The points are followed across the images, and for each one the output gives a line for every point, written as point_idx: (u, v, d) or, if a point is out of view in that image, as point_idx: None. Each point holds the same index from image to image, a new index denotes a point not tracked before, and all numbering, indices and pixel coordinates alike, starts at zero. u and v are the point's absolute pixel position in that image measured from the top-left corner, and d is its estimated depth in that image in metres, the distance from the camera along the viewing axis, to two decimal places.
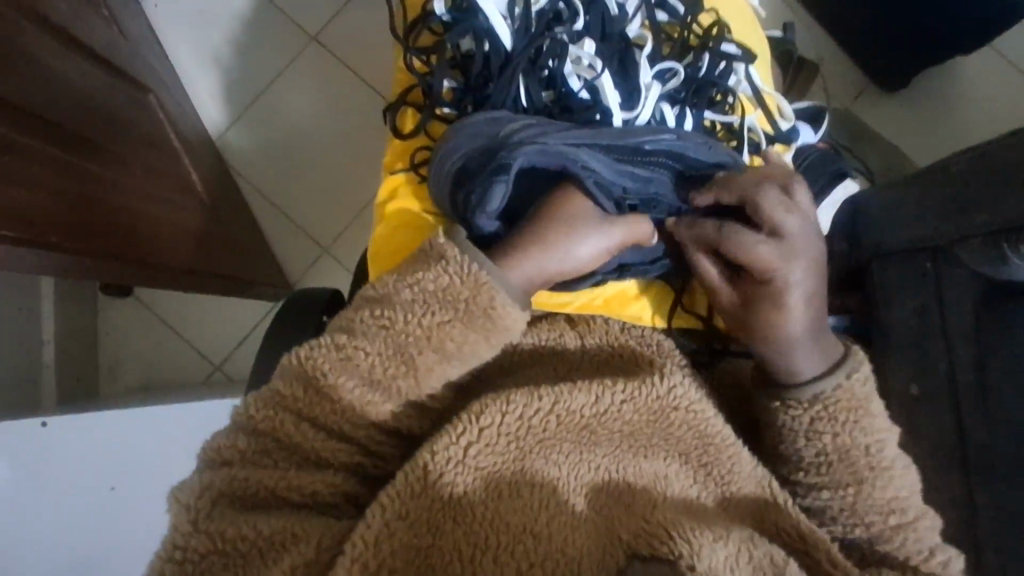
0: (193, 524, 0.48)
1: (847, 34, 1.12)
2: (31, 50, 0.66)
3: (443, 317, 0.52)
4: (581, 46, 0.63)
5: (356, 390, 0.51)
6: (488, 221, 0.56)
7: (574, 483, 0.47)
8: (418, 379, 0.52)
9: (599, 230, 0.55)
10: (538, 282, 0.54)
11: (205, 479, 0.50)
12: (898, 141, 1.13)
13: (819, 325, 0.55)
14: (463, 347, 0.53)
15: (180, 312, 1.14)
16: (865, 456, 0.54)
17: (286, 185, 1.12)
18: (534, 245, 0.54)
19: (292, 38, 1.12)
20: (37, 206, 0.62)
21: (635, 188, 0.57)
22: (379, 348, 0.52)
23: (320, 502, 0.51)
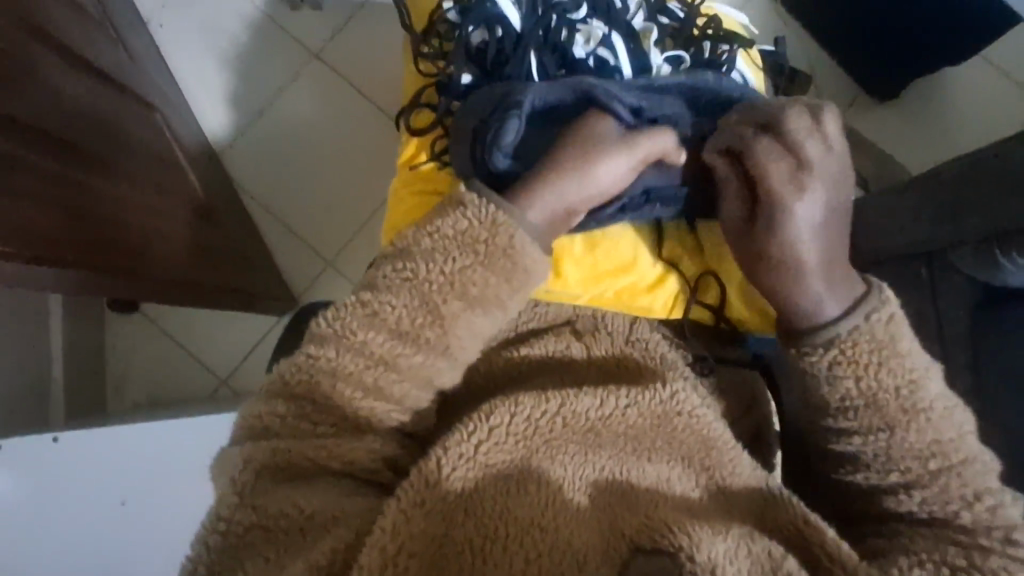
0: (239, 497, 0.50)
1: (839, 45, 1.14)
2: (43, 73, 0.69)
3: (465, 261, 0.54)
4: (590, 26, 0.65)
5: (386, 342, 0.53)
6: (504, 157, 0.58)
7: (578, 482, 0.48)
8: (446, 328, 0.54)
9: (618, 152, 0.57)
10: (561, 212, 0.56)
11: (244, 456, 0.51)
12: (891, 148, 1.15)
13: (832, 259, 0.55)
14: (486, 291, 0.54)
15: (186, 328, 1.16)
16: (896, 398, 0.53)
17: (292, 201, 1.14)
18: (552, 175, 0.56)
19: (294, 57, 1.15)
20: (49, 220, 0.64)
21: (652, 111, 0.60)
22: (405, 300, 0.53)
23: (363, 469, 0.52)
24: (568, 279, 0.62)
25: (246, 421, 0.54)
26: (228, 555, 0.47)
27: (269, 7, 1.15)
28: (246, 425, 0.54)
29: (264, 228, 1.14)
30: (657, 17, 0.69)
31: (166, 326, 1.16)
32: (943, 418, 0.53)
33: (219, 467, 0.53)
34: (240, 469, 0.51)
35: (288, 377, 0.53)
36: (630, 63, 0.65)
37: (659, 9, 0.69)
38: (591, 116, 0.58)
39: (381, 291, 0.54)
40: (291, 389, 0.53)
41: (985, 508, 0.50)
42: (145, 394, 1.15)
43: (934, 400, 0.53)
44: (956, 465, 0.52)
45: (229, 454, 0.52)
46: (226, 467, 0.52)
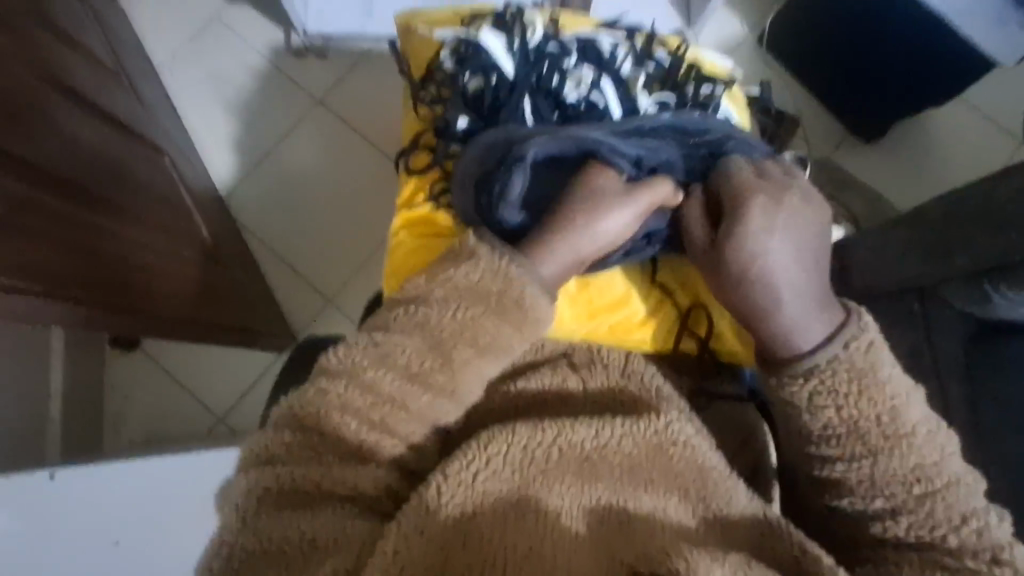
0: (242, 521, 0.50)
1: (826, 89, 1.18)
2: (57, 118, 0.72)
3: (475, 311, 0.54)
4: (580, 74, 0.68)
5: (395, 383, 0.53)
6: (512, 212, 0.61)
7: (574, 511, 0.49)
8: (453, 372, 0.54)
9: (622, 203, 0.58)
10: (573, 268, 0.58)
11: (237, 487, 0.51)
12: (881, 187, 1.18)
13: (804, 282, 0.55)
14: (496, 340, 0.55)
15: (187, 366, 1.17)
16: (878, 426, 0.52)
17: (295, 240, 1.16)
18: (559, 233, 0.57)
19: (298, 103, 1.19)
20: (54, 257, 0.65)
21: (650, 156, 0.62)
22: (416, 344, 0.54)
23: (366, 496, 0.51)
24: (563, 316, 0.65)
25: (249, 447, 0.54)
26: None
27: (277, 56, 1.20)
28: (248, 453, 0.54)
29: (265, 266, 1.16)
30: (644, 64, 0.72)
31: (167, 364, 1.17)
32: (922, 438, 0.52)
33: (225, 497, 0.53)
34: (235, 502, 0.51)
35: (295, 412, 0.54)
36: (620, 107, 0.68)
37: (646, 56, 0.73)
38: (591, 169, 0.60)
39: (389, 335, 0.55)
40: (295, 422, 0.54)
41: (971, 530, 0.50)
42: (142, 434, 1.14)
43: (908, 421, 0.53)
44: (938, 492, 0.51)
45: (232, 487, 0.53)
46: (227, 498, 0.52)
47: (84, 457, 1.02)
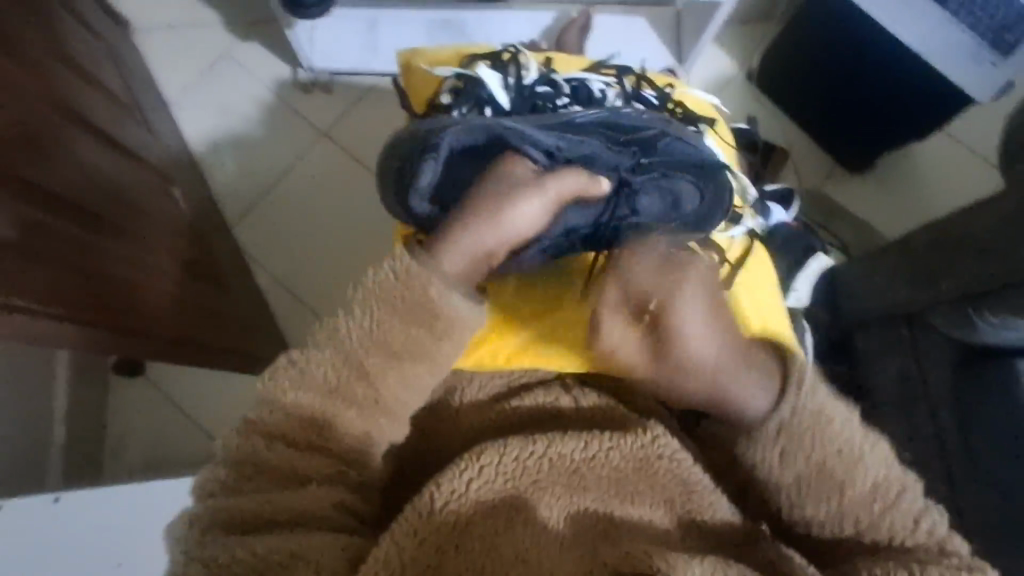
0: (187, 553, 0.51)
1: (814, 123, 1.23)
2: (73, 148, 0.75)
3: (382, 315, 0.55)
4: (571, 111, 0.72)
5: (309, 402, 0.54)
6: (421, 201, 0.61)
7: (561, 520, 0.51)
8: (370, 383, 0.55)
9: (530, 193, 0.58)
10: (482, 258, 0.58)
11: (230, 499, 0.53)
12: (870, 217, 1.22)
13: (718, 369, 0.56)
14: (406, 344, 0.55)
15: (189, 392, 1.18)
16: (840, 460, 0.55)
17: (299, 266, 1.19)
18: (469, 225, 0.56)
19: (303, 135, 1.24)
20: (63, 281, 0.67)
21: (568, 148, 0.62)
22: (331, 357, 0.55)
23: (308, 516, 0.52)
24: (553, 354, 0.63)
25: (239, 454, 0.55)
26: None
27: (284, 90, 1.25)
28: (242, 461, 0.54)
29: (268, 292, 1.18)
30: (632, 103, 0.76)
31: (170, 389, 1.18)
32: (870, 452, 0.56)
33: (216, 499, 0.53)
34: (225, 511, 0.52)
35: (287, 421, 0.55)
36: None
37: (635, 96, 0.77)
38: (503, 160, 0.59)
39: (384, 347, 0.56)
40: (288, 433, 0.55)
41: (923, 532, 0.54)
42: (142, 460, 1.15)
43: (856, 436, 0.56)
44: (895, 504, 0.54)
45: (222, 497, 0.53)
46: (220, 505, 0.53)
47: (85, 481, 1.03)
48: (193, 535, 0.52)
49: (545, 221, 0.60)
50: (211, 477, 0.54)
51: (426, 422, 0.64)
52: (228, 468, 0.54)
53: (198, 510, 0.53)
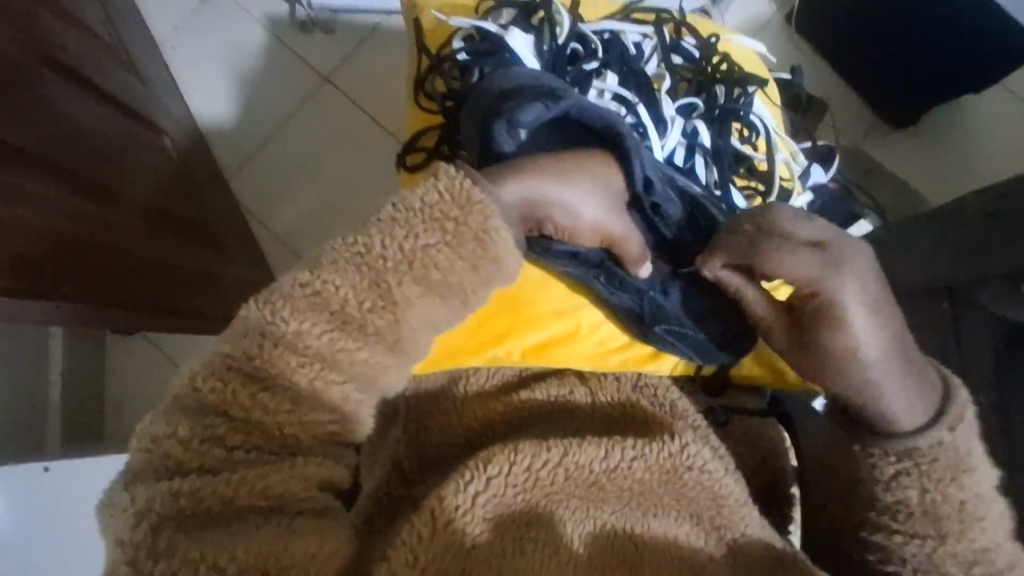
0: (133, 564, 0.40)
1: (857, 70, 1.11)
2: (49, 98, 0.67)
3: (428, 240, 0.45)
4: (604, 80, 0.62)
5: (324, 336, 0.43)
6: (507, 136, 0.52)
7: (577, 534, 0.46)
8: (397, 315, 0.45)
9: (612, 213, 0.50)
10: (534, 206, 0.48)
11: (208, 479, 0.42)
12: (912, 179, 1.12)
13: (890, 354, 0.48)
14: (449, 277, 0.45)
15: (182, 347, 1.11)
16: (959, 508, 0.49)
17: (298, 223, 1.11)
18: (551, 183, 0.48)
19: (304, 82, 1.14)
20: (37, 248, 0.60)
21: (658, 189, 0.53)
22: (353, 280, 0.44)
23: (293, 502, 0.43)
24: (572, 350, 0.57)
25: (223, 402, 0.43)
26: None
27: (280, 29, 1.15)
28: (227, 414, 0.43)
29: (269, 252, 1.11)
30: (670, 58, 0.67)
31: (165, 346, 1.11)
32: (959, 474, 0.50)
33: (176, 479, 0.42)
34: (196, 496, 0.41)
35: (295, 365, 0.43)
36: (648, 114, 0.62)
37: (673, 48, 0.67)
38: (611, 160, 0.51)
39: (432, 291, 0.45)
40: (291, 384, 0.43)
41: None
42: None
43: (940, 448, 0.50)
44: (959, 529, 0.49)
45: (196, 473, 0.42)
46: (190, 488, 0.41)
47: (83, 444, 0.98)
48: (150, 532, 0.40)
49: (596, 241, 0.51)
50: (178, 437, 0.43)
51: (421, 416, 0.57)
52: (208, 431, 0.43)
53: (156, 498, 0.41)
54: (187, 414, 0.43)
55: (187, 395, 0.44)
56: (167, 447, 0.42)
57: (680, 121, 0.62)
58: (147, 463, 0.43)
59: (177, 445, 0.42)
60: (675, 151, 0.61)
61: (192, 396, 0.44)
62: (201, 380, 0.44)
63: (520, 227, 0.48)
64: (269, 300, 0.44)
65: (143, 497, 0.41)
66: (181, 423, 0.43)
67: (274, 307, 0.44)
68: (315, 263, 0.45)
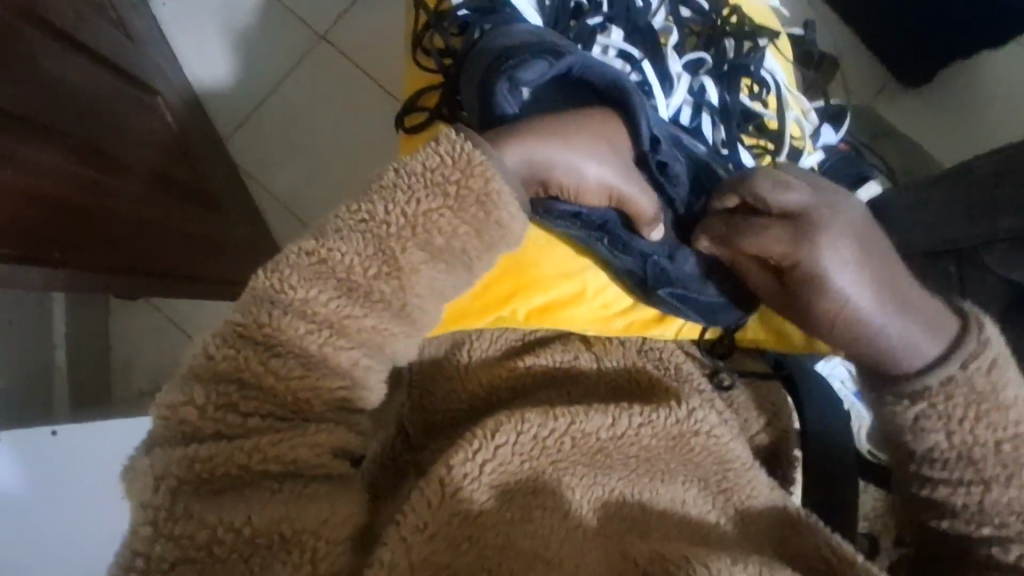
0: (154, 527, 0.40)
1: (871, 25, 1.07)
2: (42, 59, 0.65)
3: (431, 204, 0.44)
4: (608, 35, 0.60)
5: (330, 304, 0.43)
6: (511, 96, 0.51)
7: (585, 503, 0.46)
8: (403, 281, 0.44)
9: (617, 166, 0.49)
10: (539, 167, 0.47)
11: (222, 444, 0.42)
12: (923, 138, 1.09)
13: (887, 306, 0.49)
14: (453, 242, 0.44)
15: (186, 311, 1.10)
16: (994, 451, 0.50)
17: (297, 187, 1.10)
18: (548, 140, 0.47)
19: (300, 39, 1.11)
20: (31, 215, 0.60)
21: (665, 147, 0.53)
22: (358, 248, 0.43)
23: (306, 468, 0.43)
24: (576, 314, 0.57)
25: (238, 369, 0.43)
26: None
27: None
28: (241, 381, 0.43)
29: (269, 214, 1.10)
30: (678, 11, 0.64)
31: (169, 311, 1.10)
32: (975, 422, 0.50)
33: (193, 444, 0.42)
34: (210, 463, 0.42)
35: (304, 332, 0.43)
36: (655, 72, 0.59)
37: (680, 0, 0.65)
38: (609, 115, 0.50)
39: (435, 257, 0.44)
40: (300, 349, 0.43)
41: None
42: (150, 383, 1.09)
43: (962, 401, 0.50)
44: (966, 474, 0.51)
45: (213, 439, 0.42)
46: (205, 454, 0.42)
47: (91, 408, 0.97)
48: (169, 495, 0.41)
49: (603, 198, 0.50)
50: (195, 404, 0.42)
51: (427, 381, 0.57)
52: (223, 398, 0.43)
53: (172, 463, 0.41)
54: (202, 381, 0.43)
55: (200, 363, 0.43)
56: (184, 414, 0.42)
57: (687, 79, 0.60)
58: (164, 429, 0.43)
59: (192, 411, 0.42)
60: (679, 111, 0.59)
61: (206, 366, 0.43)
62: (213, 349, 0.43)
63: (525, 191, 0.47)
64: (278, 270, 0.43)
65: (163, 463, 0.41)
66: (195, 390, 0.43)
67: (282, 275, 0.43)
68: (321, 230, 0.44)
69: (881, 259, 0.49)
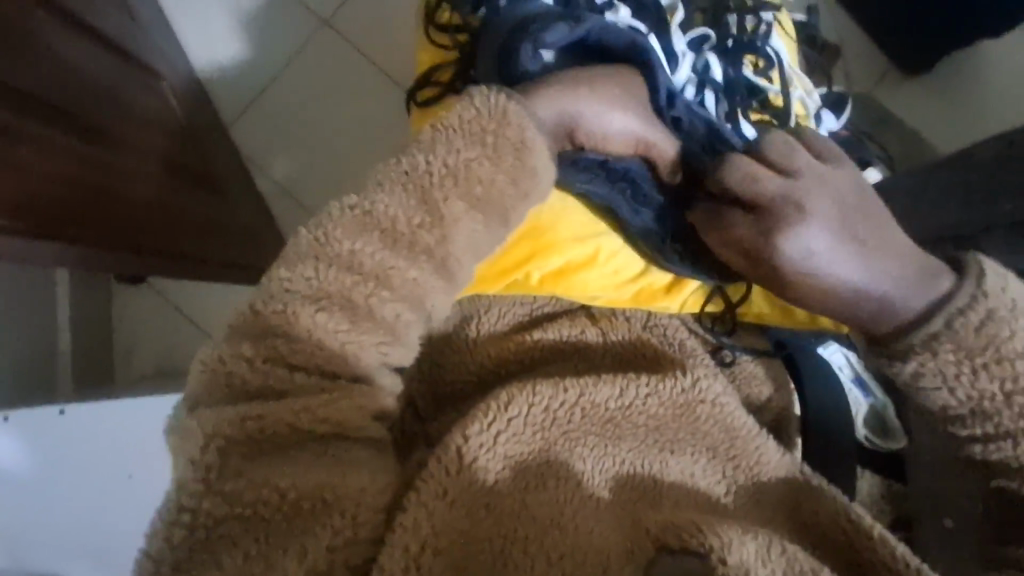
0: (205, 484, 0.41)
1: (872, 16, 1.08)
2: (51, 40, 0.65)
3: (470, 154, 0.46)
4: (617, 12, 0.59)
5: (376, 256, 0.45)
6: (535, 56, 0.51)
7: (597, 478, 0.47)
8: (444, 232, 0.46)
9: (638, 117, 0.51)
10: (567, 118, 0.49)
11: (271, 404, 0.43)
12: (922, 127, 1.10)
13: (865, 273, 0.49)
14: (492, 191, 0.46)
15: (191, 297, 1.10)
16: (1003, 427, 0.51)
17: (303, 167, 1.10)
18: (577, 92, 0.49)
19: (305, 20, 1.11)
20: (43, 192, 0.60)
21: (678, 107, 0.54)
22: (400, 201, 0.46)
23: (350, 430, 0.44)
24: (590, 278, 0.57)
25: (284, 322, 0.45)
26: (251, 538, 0.40)
27: None
28: (288, 336, 0.45)
29: (270, 201, 1.10)
30: None
31: (173, 296, 1.10)
32: (990, 364, 0.50)
33: (243, 405, 0.43)
34: (260, 422, 0.43)
35: (352, 283, 0.45)
36: (662, 47, 0.59)
37: None
38: (629, 72, 0.52)
39: (473, 209, 0.46)
40: (347, 300, 0.45)
41: None
42: (154, 365, 1.09)
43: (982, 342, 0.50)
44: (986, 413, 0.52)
45: (255, 396, 0.44)
46: (256, 413, 0.43)
47: (95, 390, 0.97)
48: (219, 454, 0.42)
49: (626, 149, 0.52)
50: (243, 356, 0.44)
51: (435, 354, 0.57)
52: (271, 351, 0.44)
53: (223, 423, 0.43)
54: (248, 336, 0.45)
55: (248, 319, 0.45)
56: (233, 366, 0.44)
57: (692, 56, 0.60)
58: (209, 386, 0.45)
59: (239, 363, 0.44)
60: (686, 85, 0.59)
61: (251, 320, 0.45)
62: (261, 305, 0.45)
63: (553, 141, 0.49)
64: (321, 225, 0.46)
65: (210, 423, 0.43)
66: (244, 344, 0.45)
67: (325, 230, 0.46)
68: (362, 188, 0.47)
69: (850, 222, 0.49)
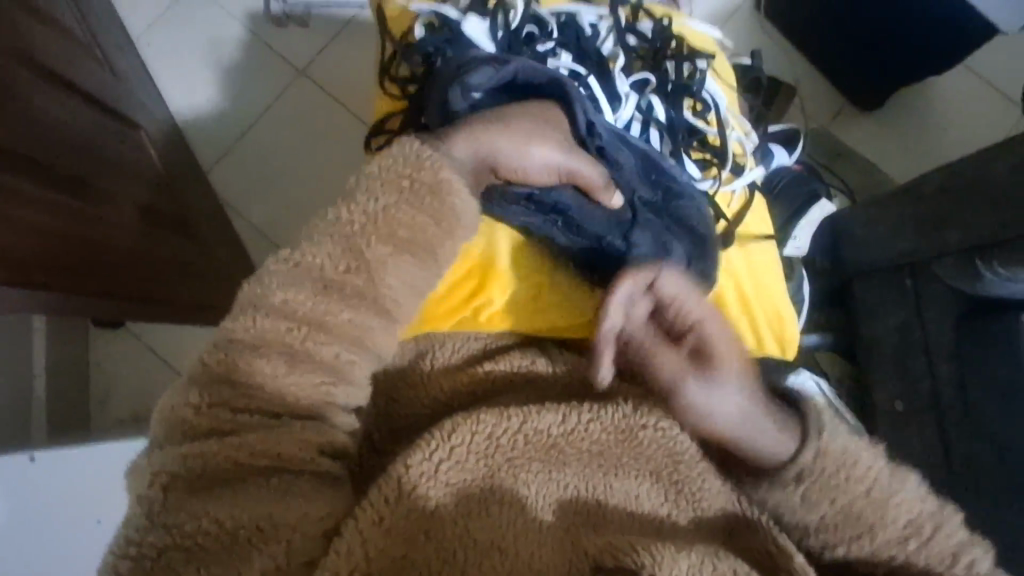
0: (148, 518, 0.43)
1: (823, 56, 1.13)
2: (32, 98, 0.68)
3: (386, 202, 0.51)
4: (559, 59, 0.64)
5: (309, 303, 0.48)
6: (463, 96, 0.56)
7: (542, 501, 0.48)
8: (373, 276, 0.49)
9: (560, 149, 0.56)
10: (488, 154, 0.54)
11: (215, 441, 0.44)
12: (877, 160, 1.14)
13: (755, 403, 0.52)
14: (416, 235, 0.51)
15: (169, 341, 1.11)
16: (864, 497, 0.50)
17: (278, 212, 1.13)
18: (499, 128, 0.54)
19: (281, 73, 1.15)
20: (22, 245, 0.62)
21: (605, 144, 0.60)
22: (330, 250, 0.50)
23: (294, 463, 0.45)
24: (540, 316, 0.62)
25: (228, 370, 0.47)
26: (191, 567, 0.41)
27: (258, 24, 1.16)
28: (235, 382, 0.46)
29: (247, 243, 1.13)
30: (624, 37, 0.69)
31: (151, 340, 1.11)
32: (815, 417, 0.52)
33: (188, 444, 0.45)
34: (205, 457, 0.44)
35: (285, 330, 0.48)
36: (603, 93, 0.64)
37: (628, 28, 0.70)
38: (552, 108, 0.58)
39: (400, 251, 0.50)
40: (284, 347, 0.47)
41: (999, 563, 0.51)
42: (128, 412, 1.09)
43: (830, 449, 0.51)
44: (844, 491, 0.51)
45: (205, 435, 0.45)
46: (198, 451, 0.44)
47: (69, 437, 0.97)
48: (162, 490, 0.43)
49: (550, 178, 0.57)
50: (190, 403, 0.46)
51: (390, 388, 0.59)
52: (217, 396, 0.46)
53: (168, 460, 0.44)
54: (198, 384, 0.47)
55: (196, 368, 0.47)
56: (182, 411, 0.46)
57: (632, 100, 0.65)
58: (163, 427, 0.46)
59: (187, 409, 0.46)
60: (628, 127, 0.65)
61: (202, 370, 0.47)
62: (206, 356, 0.47)
63: (475, 175, 0.54)
64: (259, 278, 0.49)
65: (158, 461, 0.45)
66: (192, 392, 0.47)
67: (263, 284, 0.49)
68: (295, 242, 0.51)
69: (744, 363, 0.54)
